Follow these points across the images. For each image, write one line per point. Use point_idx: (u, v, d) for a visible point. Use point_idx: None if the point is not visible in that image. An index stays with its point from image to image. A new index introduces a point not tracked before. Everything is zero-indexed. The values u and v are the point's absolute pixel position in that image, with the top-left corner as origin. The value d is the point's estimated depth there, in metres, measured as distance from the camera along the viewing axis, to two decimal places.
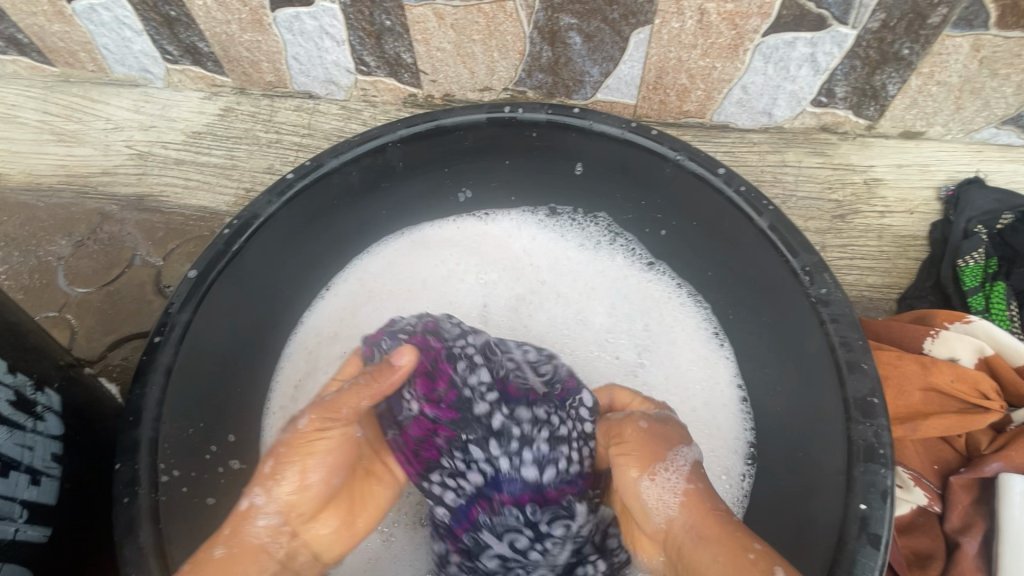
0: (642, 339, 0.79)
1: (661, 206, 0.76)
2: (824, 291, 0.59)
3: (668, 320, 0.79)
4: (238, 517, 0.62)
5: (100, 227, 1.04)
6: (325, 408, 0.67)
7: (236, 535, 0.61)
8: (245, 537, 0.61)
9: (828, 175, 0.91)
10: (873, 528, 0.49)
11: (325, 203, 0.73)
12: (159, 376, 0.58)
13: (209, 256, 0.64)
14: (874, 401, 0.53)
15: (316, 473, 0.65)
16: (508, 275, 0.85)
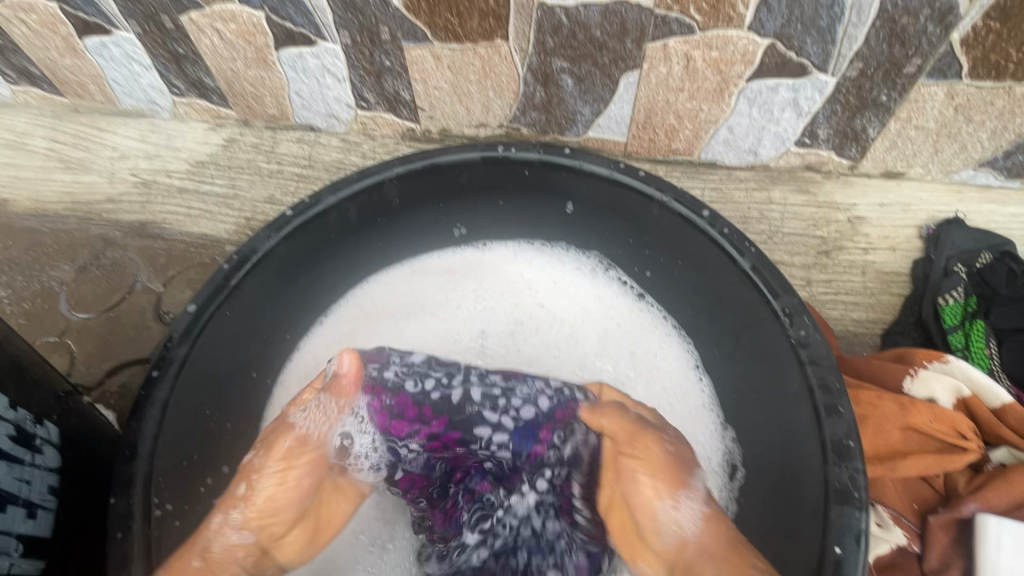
0: (628, 373, 0.80)
1: (649, 243, 0.78)
2: (803, 333, 0.61)
3: (656, 353, 0.80)
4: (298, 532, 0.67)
5: (102, 253, 1.06)
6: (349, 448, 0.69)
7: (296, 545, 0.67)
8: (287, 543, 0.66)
9: (812, 212, 0.94)
10: (846, 571, 0.50)
11: (323, 237, 0.76)
12: (155, 410, 0.60)
13: (208, 290, 0.66)
14: (850, 443, 0.55)
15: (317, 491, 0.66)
16: (501, 303, 0.86)
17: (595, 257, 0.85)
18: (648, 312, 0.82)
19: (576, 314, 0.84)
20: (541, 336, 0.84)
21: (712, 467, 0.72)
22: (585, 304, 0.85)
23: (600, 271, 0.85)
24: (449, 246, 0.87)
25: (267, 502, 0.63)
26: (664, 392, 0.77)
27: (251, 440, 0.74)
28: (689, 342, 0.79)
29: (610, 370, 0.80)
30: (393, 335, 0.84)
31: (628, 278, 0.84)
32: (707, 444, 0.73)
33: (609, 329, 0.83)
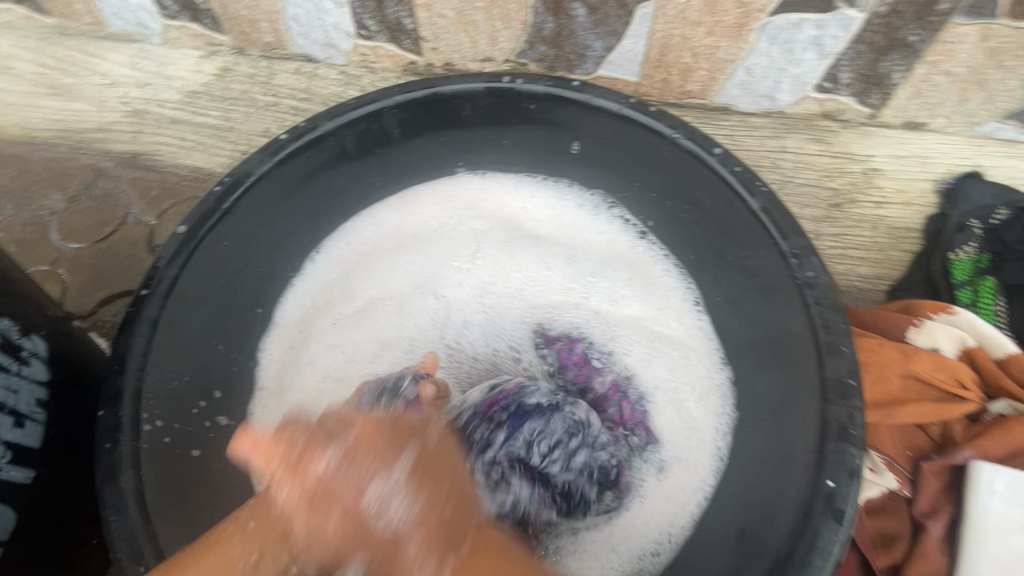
0: (627, 320, 0.75)
1: (657, 185, 0.75)
2: (810, 274, 0.59)
3: (657, 295, 0.75)
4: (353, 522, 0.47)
5: (94, 183, 1.04)
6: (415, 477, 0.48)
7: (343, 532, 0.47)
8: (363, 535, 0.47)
9: (827, 163, 0.91)
10: (838, 504, 0.51)
11: (321, 166, 0.73)
12: (145, 327, 0.59)
13: (201, 211, 0.65)
14: (850, 382, 0.54)
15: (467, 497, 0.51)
16: (501, 238, 0.82)
17: (600, 195, 0.81)
18: (649, 252, 0.78)
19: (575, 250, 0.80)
20: (534, 271, 0.80)
21: (712, 413, 0.68)
22: (586, 242, 0.80)
23: (603, 209, 0.81)
24: (445, 180, 0.83)
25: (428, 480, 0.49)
26: (664, 327, 0.74)
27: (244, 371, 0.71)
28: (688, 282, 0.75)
29: (609, 304, 0.77)
30: (387, 271, 0.80)
31: (630, 215, 0.79)
32: (701, 376, 0.70)
33: (611, 265, 0.78)
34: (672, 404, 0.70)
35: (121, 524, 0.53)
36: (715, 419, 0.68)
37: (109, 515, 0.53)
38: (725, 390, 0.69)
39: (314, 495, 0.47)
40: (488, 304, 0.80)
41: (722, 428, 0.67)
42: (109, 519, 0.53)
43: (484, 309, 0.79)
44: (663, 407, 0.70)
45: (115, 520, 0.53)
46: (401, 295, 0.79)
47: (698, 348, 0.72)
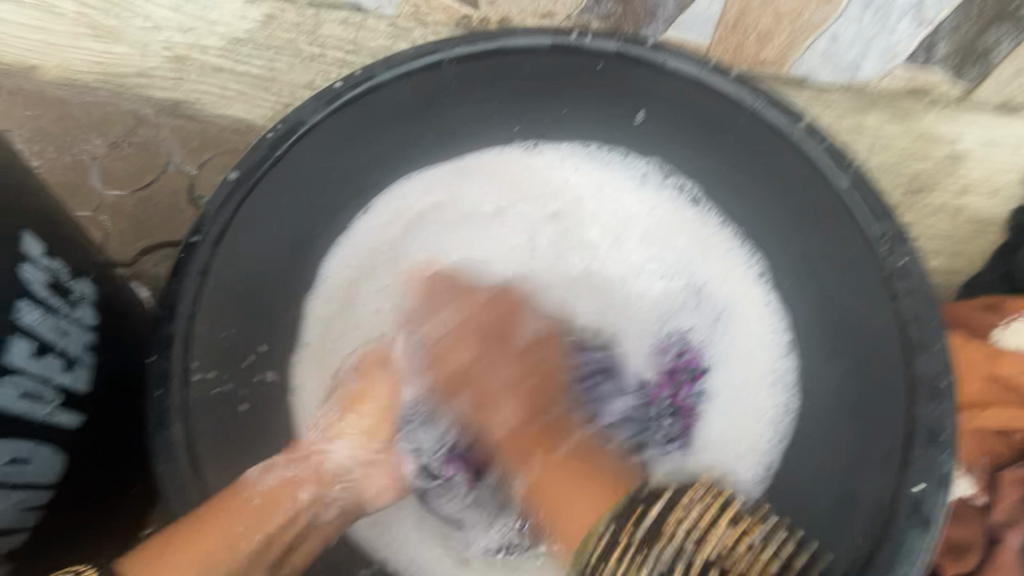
0: (680, 304, 0.73)
1: (729, 156, 0.70)
2: (904, 263, 0.54)
3: (717, 269, 0.73)
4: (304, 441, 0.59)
5: (135, 130, 1.03)
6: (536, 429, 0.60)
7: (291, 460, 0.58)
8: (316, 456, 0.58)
9: (906, 146, 0.84)
10: (925, 512, 0.47)
11: (372, 119, 0.69)
12: (194, 275, 0.57)
13: (254, 158, 0.62)
14: (943, 383, 0.50)
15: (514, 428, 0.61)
16: (545, 202, 0.78)
17: (657, 161, 0.76)
18: (709, 217, 0.75)
19: (632, 228, 0.76)
20: (592, 247, 0.76)
21: (778, 407, 0.67)
22: (640, 217, 0.77)
23: (661, 179, 0.76)
24: (500, 147, 0.79)
25: (531, 474, 0.58)
26: (722, 327, 0.71)
27: (292, 326, 0.69)
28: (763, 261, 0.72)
29: (677, 296, 0.73)
30: (434, 237, 0.77)
31: (689, 179, 0.75)
32: (766, 366, 0.68)
33: (674, 251, 0.75)
34: (734, 402, 0.68)
35: (170, 470, 0.52)
36: (767, 419, 0.67)
37: (158, 463, 0.52)
38: (789, 379, 0.67)
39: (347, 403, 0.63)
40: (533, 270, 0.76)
41: (789, 422, 0.66)
42: (159, 466, 0.52)
43: (531, 275, 0.76)
44: (721, 407, 0.68)
45: (165, 467, 0.52)
46: (452, 267, 0.76)
47: (765, 334, 0.69)
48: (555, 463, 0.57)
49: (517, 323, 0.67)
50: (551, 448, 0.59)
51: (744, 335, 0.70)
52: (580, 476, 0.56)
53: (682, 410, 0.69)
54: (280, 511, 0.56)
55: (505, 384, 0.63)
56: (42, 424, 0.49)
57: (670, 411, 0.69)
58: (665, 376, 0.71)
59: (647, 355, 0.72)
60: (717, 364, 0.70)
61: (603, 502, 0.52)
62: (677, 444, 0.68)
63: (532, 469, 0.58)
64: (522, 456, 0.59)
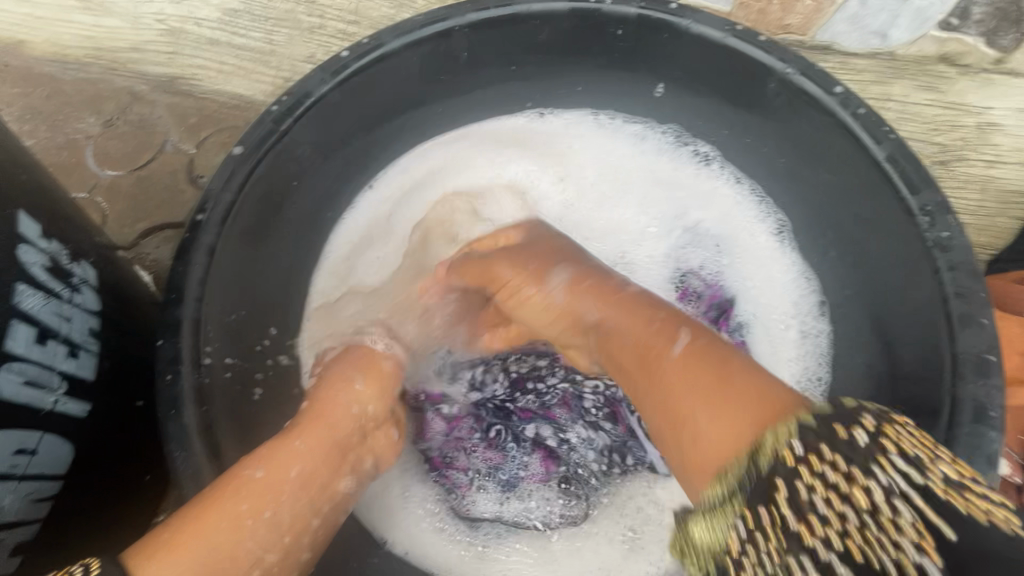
0: (692, 259, 0.72)
1: (753, 129, 0.67)
2: (944, 235, 0.52)
3: (729, 232, 0.72)
4: (315, 411, 0.56)
5: (130, 108, 0.97)
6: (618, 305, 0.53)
7: (313, 423, 0.55)
8: (330, 409, 0.56)
9: (936, 115, 0.80)
10: None
11: (381, 89, 0.65)
12: (201, 255, 0.54)
13: (259, 133, 0.58)
14: (990, 358, 0.47)
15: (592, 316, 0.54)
16: (546, 165, 0.77)
17: (671, 133, 0.74)
18: (720, 184, 0.73)
19: (629, 188, 0.76)
20: (589, 207, 0.76)
21: (801, 356, 0.67)
22: (632, 170, 0.76)
23: (671, 147, 0.75)
24: (509, 116, 0.76)
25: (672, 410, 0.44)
26: (725, 259, 0.72)
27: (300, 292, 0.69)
28: (777, 219, 0.71)
29: (677, 242, 0.73)
30: (443, 198, 0.76)
31: (703, 150, 0.74)
32: (789, 307, 0.69)
33: (670, 201, 0.74)
34: (770, 329, 0.68)
35: (185, 459, 0.48)
36: (807, 356, 0.67)
37: (173, 451, 0.47)
38: (817, 335, 0.67)
39: (313, 416, 0.55)
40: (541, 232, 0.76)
41: (822, 368, 0.66)
42: (172, 454, 0.48)
43: (540, 232, 0.76)
44: (762, 335, 0.68)
45: (178, 454, 0.47)
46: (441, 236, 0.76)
47: (782, 288, 0.69)
48: (693, 363, 0.45)
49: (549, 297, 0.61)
50: (676, 344, 0.47)
51: (763, 281, 0.70)
52: (718, 383, 0.42)
53: None
54: (288, 483, 0.50)
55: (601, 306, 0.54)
56: (49, 413, 0.47)
57: None
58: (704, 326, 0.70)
59: (682, 311, 0.71)
60: (741, 292, 0.70)
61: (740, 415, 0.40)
62: None
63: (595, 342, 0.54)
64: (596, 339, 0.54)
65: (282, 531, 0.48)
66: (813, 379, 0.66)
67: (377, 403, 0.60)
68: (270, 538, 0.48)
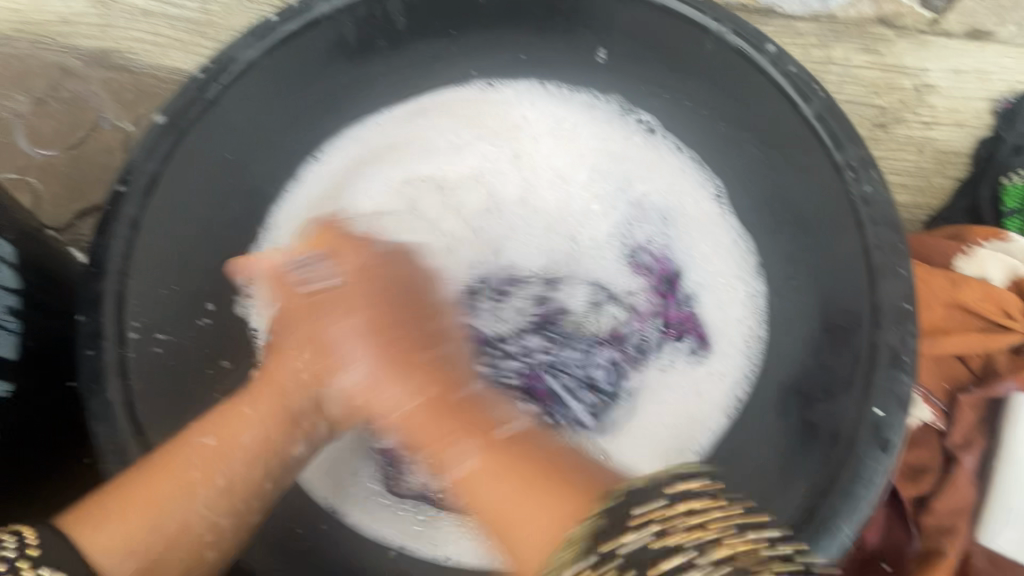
0: (641, 230, 0.70)
1: (694, 92, 0.67)
2: (868, 189, 0.53)
3: (679, 199, 0.71)
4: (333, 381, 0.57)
5: (61, 84, 0.93)
6: (434, 394, 0.55)
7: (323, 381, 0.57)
8: (337, 380, 0.57)
9: (876, 77, 0.81)
10: (884, 435, 0.48)
11: (317, 57, 0.64)
12: (124, 228, 0.52)
13: (185, 101, 0.57)
14: (908, 307, 0.50)
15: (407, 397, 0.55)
16: (495, 133, 0.74)
17: (617, 102, 0.73)
18: (667, 152, 0.73)
19: (579, 158, 0.74)
20: (535, 176, 0.73)
21: (745, 325, 0.65)
22: (584, 140, 0.74)
23: (618, 117, 0.74)
24: (455, 86, 0.74)
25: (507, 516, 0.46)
26: (673, 229, 0.70)
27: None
28: (719, 185, 0.71)
29: (627, 212, 0.71)
30: (389, 167, 0.73)
31: (646, 117, 0.73)
32: (734, 277, 0.68)
33: (620, 169, 0.73)
34: (717, 299, 0.67)
35: (107, 431, 0.48)
36: (747, 323, 0.66)
37: (95, 425, 0.48)
38: (757, 301, 0.66)
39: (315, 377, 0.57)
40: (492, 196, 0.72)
41: (760, 338, 0.64)
42: (94, 428, 0.48)
43: (487, 196, 0.72)
44: (709, 307, 0.67)
45: (101, 428, 0.48)
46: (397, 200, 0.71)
47: (725, 255, 0.69)
48: (498, 451, 0.49)
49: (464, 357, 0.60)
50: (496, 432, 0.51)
51: (711, 251, 0.69)
52: (531, 473, 0.47)
53: (679, 325, 0.67)
54: (240, 450, 0.51)
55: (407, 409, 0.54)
56: None
57: (670, 332, 0.67)
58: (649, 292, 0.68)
59: (627, 280, 0.69)
60: (688, 265, 0.69)
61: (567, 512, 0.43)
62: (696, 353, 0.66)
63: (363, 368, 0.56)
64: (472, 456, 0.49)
65: (236, 494, 0.50)
66: (755, 350, 0.64)
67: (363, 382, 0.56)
68: (221, 500, 0.50)
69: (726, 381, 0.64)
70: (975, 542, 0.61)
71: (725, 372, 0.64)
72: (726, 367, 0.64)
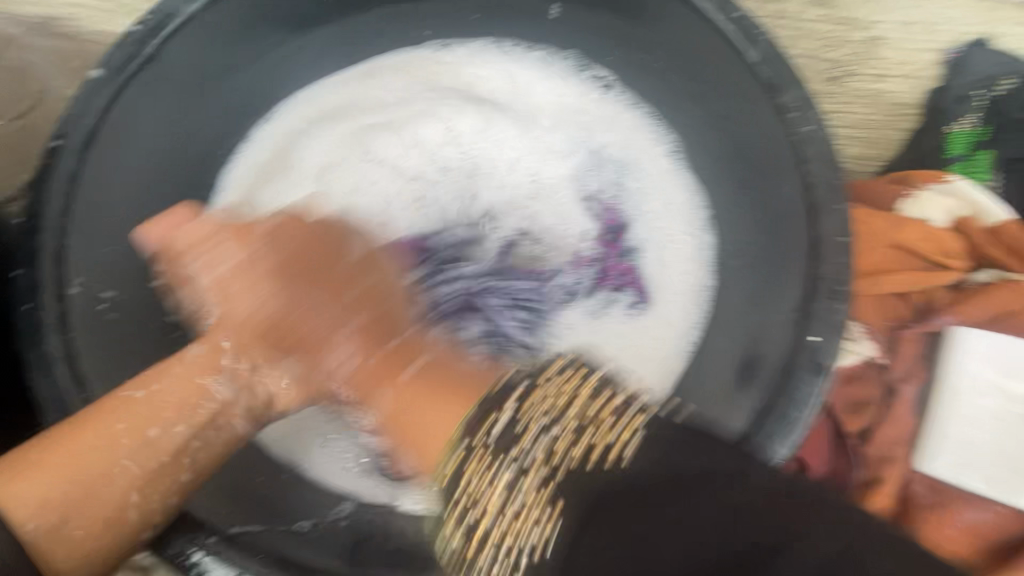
0: (595, 185, 0.71)
1: (646, 45, 0.66)
2: (807, 129, 0.54)
3: (635, 155, 0.72)
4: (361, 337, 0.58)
5: (5, 53, 0.89)
6: (386, 351, 0.57)
7: (319, 349, 0.58)
8: (338, 337, 0.58)
9: (828, 31, 0.82)
10: (819, 358, 0.50)
11: (259, 13, 0.62)
12: (62, 182, 0.52)
13: (121, 54, 0.55)
14: (844, 240, 0.52)
15: (345, 341, 0.57)
16: (454, 93, 0.73)
17: (573, 57, 0.73)
18: (623, 107, 0.73)
19: (538, 115, 0.73)
20: (496, 133, 0.72)
21: (694, 279, 0.67)
22: (542, 97, 0.74)
23: (575, 73, 0.74)
24: (410, 47, 0.73)
25: (409, 426, 0.48)
26: (625, 182, 0.71)
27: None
28: (673, 140, 0.71)
29: (582, 166, 0.72)
30: (345, 129, 0.71)
31: (601, 74, 0.73)
32: (682, 233, 0.69)
33: (578, 126, 0.73)
34: (664, 253, 0.68)
35: (49, 384, 0.48)
36: (694, 276, 0.67)
37: (37, 375, 0.48)
38: (706, 256, 0.67)
39: (387, 354, 0.56)
40: (456, 157, 0.71)
41: (708, 292, 0.65)
42: (35, 379, 0.48)
43: (451, 158, 0.71)
44: (653, 261, 0.69)
45: (42, 379, 0.48)
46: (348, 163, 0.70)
47: (676, 212, 0.69)
48: (404, 390, 0.52)
49: (394, 288, 0.63)
50: (403, 375, 0.54)
51: (659, 207, 0.70)
52: (442, 394, 0.48)
53: (619, 276, 0.68)
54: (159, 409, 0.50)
55: (336, 331, 0.58)
56: None
57: (610, 283, 0.68)
58: (596, 243, 0.69)
59: (578, 233, 0.69)
60: (636, 218, 0.70)
61: (457, 410, 0.45)
62: (636, 305, 0.67)
63: (354, 351, 0.57)
64: (354, 354, 0.57)
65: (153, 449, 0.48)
66: (701, 302, 0.66)
67: (364, 355, 0.57)
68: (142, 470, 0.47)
69: (671, 332, 0.65)
70: (913, 469, 0.65)
71: (672, 325, 0.66)
72: (667, 320, 0.66)
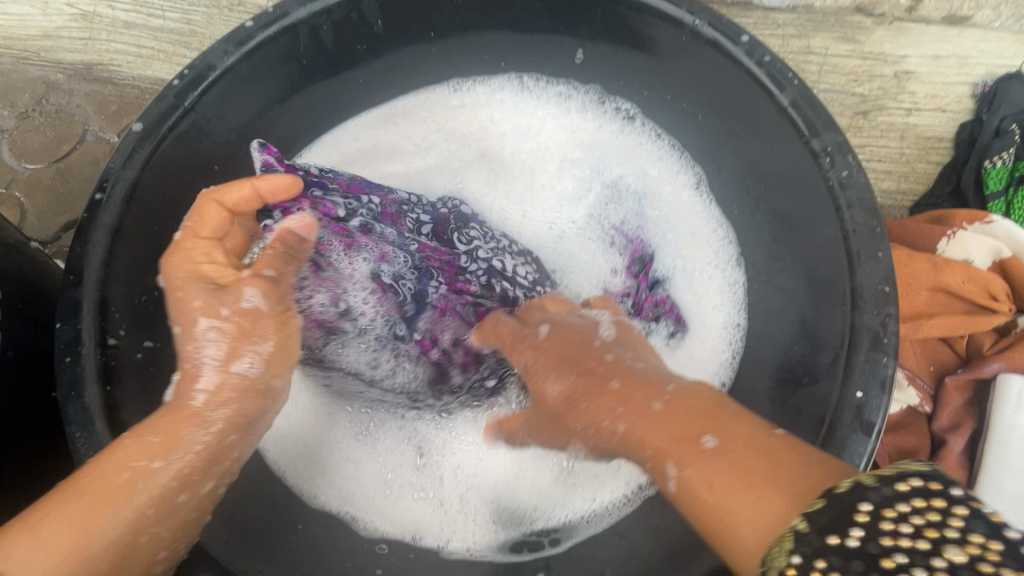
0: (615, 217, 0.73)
1: (674, 88, 0.67)
2: (844, 174, 0.53)
3: (653, 189, 0.73)
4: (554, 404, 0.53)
5: (45, 98, 0.92)
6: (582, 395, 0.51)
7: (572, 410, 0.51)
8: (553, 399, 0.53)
9: (855, 65, 0.81)
10: (867, 416, 0.47)
11: (292, 62, 0.63)
12: (102, 235, 0.52)
13: (159, 107, 0.56)
14: (885, 289, 0.50)
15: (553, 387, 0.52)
16: (468, 134, 0.76)
17: (593, 93, 0.74)
18: (640, 139, 0.73)
19: (552, 153, 0.75)
20: (507, 173, 0.75)
21: (722, 318, 0.67)
22: (553, 135, 0.76)
23: (593, 109, 0.74)
24: (430, 90, 0.75)
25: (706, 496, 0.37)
26: (644, 211, 0.72)
27: None
28: (696, 176, 0.71)
29: (599, 199, 0.74)
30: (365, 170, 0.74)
31: (620, 109, 0.73)
32: (711, 272, 0.68)
33: (589, 161, 0.75)
34: (691, 281, 0.69)
35: (86, 439, 0.48)
36: (726, 311, 0.67)
37: (72, 432, 0.47)
38: (738, 294, 0.67)
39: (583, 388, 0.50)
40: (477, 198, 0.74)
41: (737, 331, 0.66)
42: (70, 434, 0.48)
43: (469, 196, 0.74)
44: (683, 287, 0.69)
45: (77, 435, 0.47)
46: None
47: (700, 248, 0.69)
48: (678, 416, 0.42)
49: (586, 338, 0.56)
50: (704, 437, 0.39)
51: (681, 240, 0.70)
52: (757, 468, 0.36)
53: (655, 307, 0.68)
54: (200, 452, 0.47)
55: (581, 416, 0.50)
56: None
57: (646, 314, 0.68)
58: (623, 277, 0.71)
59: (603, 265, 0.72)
60: (661, 247, 0.71)
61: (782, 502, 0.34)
62: (677, 335, 0.67)
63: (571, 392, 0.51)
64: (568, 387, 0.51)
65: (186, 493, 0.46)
66: (730, 339, 0.66)
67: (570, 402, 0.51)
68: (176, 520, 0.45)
69: (706, 366, 0.66)
70: None
71: (705, 364, 0.66)
72: (702, 357, 0.66)
